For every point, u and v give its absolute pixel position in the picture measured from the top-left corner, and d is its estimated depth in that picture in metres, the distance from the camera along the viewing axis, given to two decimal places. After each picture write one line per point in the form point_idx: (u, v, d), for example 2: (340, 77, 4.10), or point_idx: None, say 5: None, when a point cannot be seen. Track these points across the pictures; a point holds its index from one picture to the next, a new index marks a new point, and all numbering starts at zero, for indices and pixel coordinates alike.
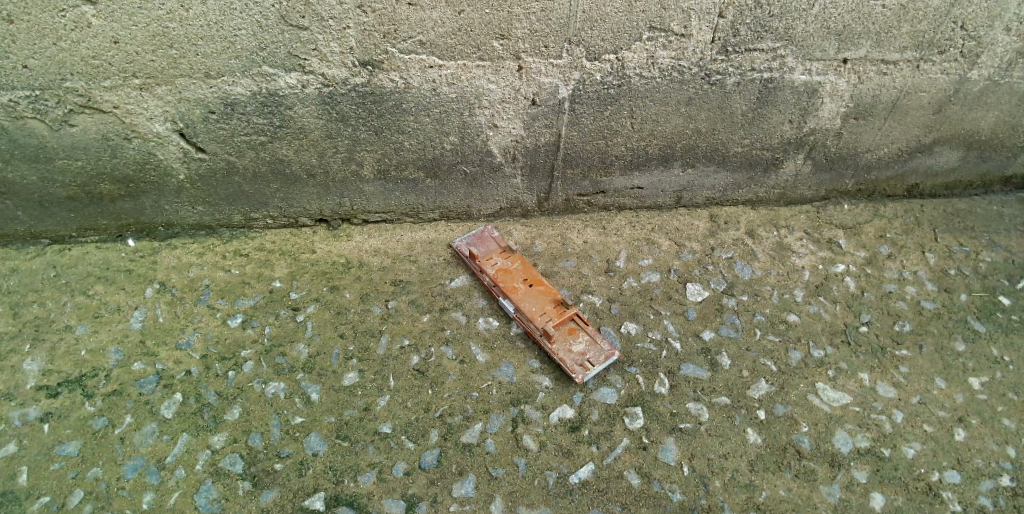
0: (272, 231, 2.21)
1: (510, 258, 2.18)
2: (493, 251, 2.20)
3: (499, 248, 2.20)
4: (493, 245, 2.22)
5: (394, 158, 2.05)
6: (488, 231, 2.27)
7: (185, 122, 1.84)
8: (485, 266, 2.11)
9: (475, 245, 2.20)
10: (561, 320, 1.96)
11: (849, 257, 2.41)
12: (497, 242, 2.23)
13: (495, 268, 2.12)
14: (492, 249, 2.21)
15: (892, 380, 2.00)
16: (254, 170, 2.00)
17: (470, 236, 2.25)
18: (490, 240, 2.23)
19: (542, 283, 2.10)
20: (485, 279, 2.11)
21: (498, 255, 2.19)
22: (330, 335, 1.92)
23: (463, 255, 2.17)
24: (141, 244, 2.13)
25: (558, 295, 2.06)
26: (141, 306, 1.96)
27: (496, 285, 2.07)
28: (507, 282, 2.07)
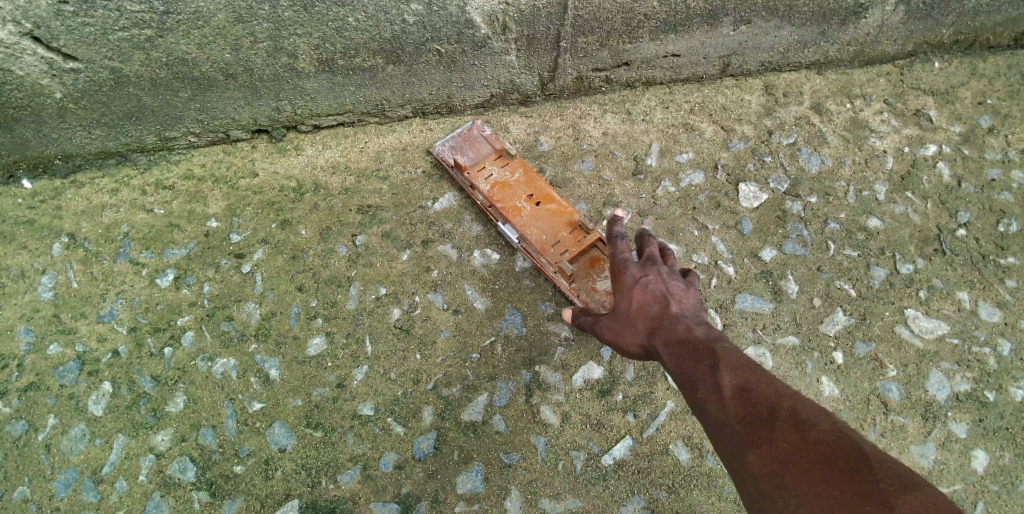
0: (201, 151, 1.71)
1: (508, 166, 1.66)
2: (486, 158, 1.68)
3: (493, 152, 1.68)
4: (485, 149, 1.70)
5: (337, 42, 1.49)
6: (478, 129, 1.74)
7: (34, 21, 1.29)
8: (477, 181, 1.61)
9: (461, 152, 1.68)
10: (580, 250, 1.50)
11: (942, 133, 1.87)
12: (490, 145, 1.70)
13: (490, 181, 1.62)
14: (484, 155, 1.68)
15: (997, 298, 1.59)
16: (151, 76, 1.48)
17: (454, 138, 1.73)
18: (480, 142, 1.71)
19: (552, 197, 1.59)
20: (478, 198, 1.62)
21: (492, 163, 1.67)
22: (286, 289, 1.52)
23: (448, 166, 1.67)
24: (37, 184, 1.65)
25: (574, 212, 1.57)
26: (49, 269, 1.54)
27: (492, 206, 1.58)
28: (508, 201, 1.58)
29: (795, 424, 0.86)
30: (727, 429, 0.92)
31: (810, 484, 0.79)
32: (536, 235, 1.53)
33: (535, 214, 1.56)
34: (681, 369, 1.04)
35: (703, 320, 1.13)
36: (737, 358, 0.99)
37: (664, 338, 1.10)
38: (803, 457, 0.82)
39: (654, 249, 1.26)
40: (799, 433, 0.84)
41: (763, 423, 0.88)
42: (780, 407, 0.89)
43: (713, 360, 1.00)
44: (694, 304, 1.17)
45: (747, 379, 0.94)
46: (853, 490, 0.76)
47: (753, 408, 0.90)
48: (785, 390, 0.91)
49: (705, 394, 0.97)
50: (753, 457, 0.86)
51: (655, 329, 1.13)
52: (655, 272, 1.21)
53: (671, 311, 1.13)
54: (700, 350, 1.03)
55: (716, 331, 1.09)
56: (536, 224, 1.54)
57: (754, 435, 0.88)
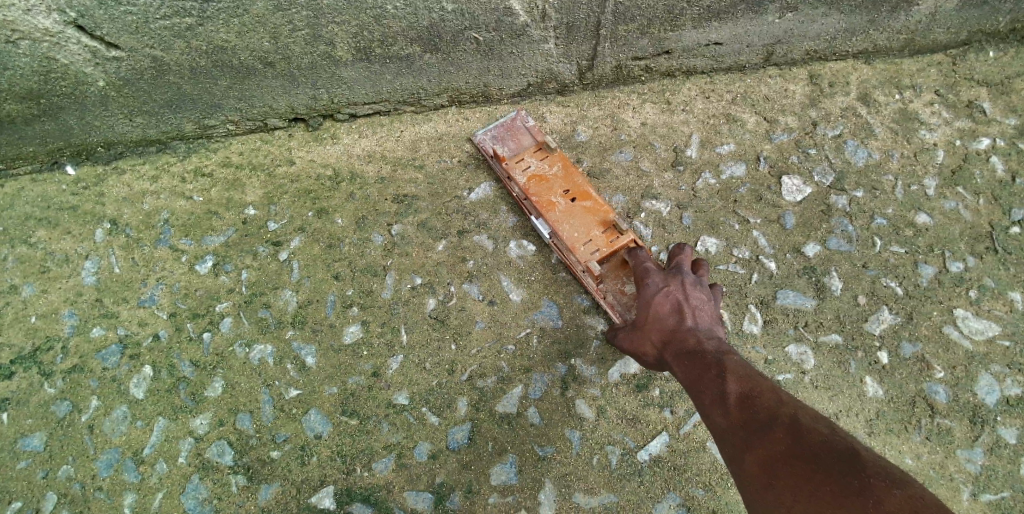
0: (239, 139, 1.73)
1: (547, 160, 1.61)
2: (527, 151, 1.64)
3: (534, 145, 1.64)
4: (527, 142, 1.66)
5: (375, 30, 1.48)
6: (521, 119, 1.70)
7: (78, 10, 1.30)
8: (514, 172, 1.58)
9: (502, 143, 1.65)
10: (610, 251, 1.44)
11: (997, 126, 1.80)
12: (532, 138, 1.66)
13: (527, 174, 1.58)
14: (525, 148, 1.64)
15: None
16: (191, 64, 1.49)
17: (497, 127, 1.70)
18: (522, 134, 1.67)
19: (589, 195, 1.54)
20: (515, 190, 1.59)
21: (532, 155, 1.63)
22: (322, 277, 1.52)
23: (487, 155, 1.65)
24: (82, 171, 1.68)
25: (610, 212, 1.51)
26: (92, 254, 1.57)
27: (527, 199, 1.55)
28: (542, 195, 1.54)
29: (792, 427, 0.89)
30: (728, 433, 0.96)
31: (798, 482, 0.82)
32: (567, 232, 1.48)
33: (569, 210, 1.51)
34: (689, 379, 1.09)
35: (716, 334, 1.19)
36: (743, 369, 1.04)
37: (676, 348, 1.16)
38: (794, 456, 0.85)
39: (683, 261, 1.32)
40: (793, 436, 0.87)
41: (760, 425, 0.92)
42: (779, 413, 0.92)
43: (720, 371, 1.05)
44: (711, 318, 1.22)
45: (750, 388, 0.99)
46: (839, 483, 0.78)
47: (752, 414, 0.94)
48: (786, 400, 0.95)
49: (710, 401, 1.02)
50: (750, 459, 0.90)
51: (668, 340, 1.19)
52: (675, 282, 1.27)
53: (685, 322, 1.19)
54: (709, 359, 1.08)
55: (728, 344, 1.15)
56: (569, 220, 1.50)
57: (751, 438, 0.91)
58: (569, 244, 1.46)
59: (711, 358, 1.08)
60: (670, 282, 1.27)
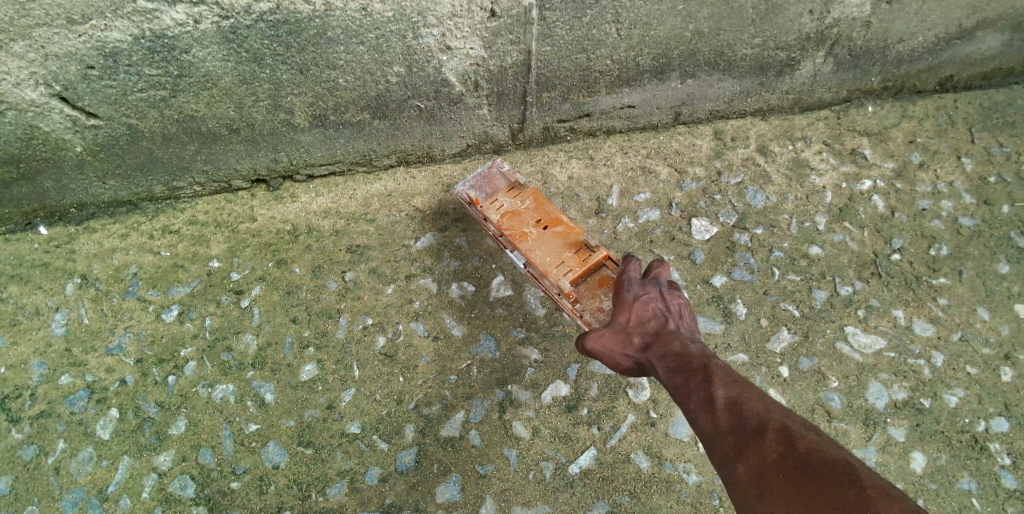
0: (204, 198, 1.89)
1: (518, 195, 1.76)
2: (500, 190, 1.78)
3: (507, 186, 1.78)
4: (501, 183, 1.80)
5: (329, 100, 1.69)
6: (497, 165, 1.82)
7: (63, 84, 1.48)
8: (489, 212, 1.72)
9: (479, 186, 1.79)
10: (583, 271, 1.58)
11: (877, 170, 2.08)
12: (504, 177, 1.80)
13: (501, 212, 1.72)
14: (499, 187, 1.79)
15: (930, 315, 1.77)
16: (162, 131, 1.66)
17: (474, 177, 1.81)
18: (497, 177, 1.81)
19: (559, 223, 1.69)
20: (490, 228, 1.73)
21: (505, 195, 1.77)
22: (281, 321, 1.66)
23: (464, 202, 1.78)
24: (54, 231, 1.82)
25: (579, 235, 1.66)
26: (62, 307, 1.69)
27: (503, 234, 1.68)
28: (515, 228, 1.68)
29: (783, 436, 1.00)
30: (718, 438, 1.07)
31: (792, 490, 0.92)
32: (541, 259, 1.62)
33: (541, 239, 1.66)
34: (676, 382, 1.22)
35: (697, 340, 1.34)
36: (728, 377, 1.16)
37: (659, 352, 1.29)
38: (789, 464, 0.96)
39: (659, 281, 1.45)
40: (786, 444, 0.99)
41: (751, 433, 1.03)
42: (768, 422, 1.04)
43: (707, 379, 1.16)
44: (688, 330, 1.36)
45: (739, 395, 1.11)
46: (836, 492, 0.89)
47: (742, 421, 1.06)
48: (771, 409, 1.07)
49: (699, 408, 1.13)
50: (742, 466, 1.00)
51: (651, 344, 1.32)
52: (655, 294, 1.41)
53: (668, 332, 1.33)
54: (695, 365, 1.21)
55: (707, 352, 1.28)
56: (541, 247, 1.64)
57: (743, 444, 1.03)
58: (543, 270, 1.59)
59: (697, 366, 1.20)
60: (650, 291, 1.41)
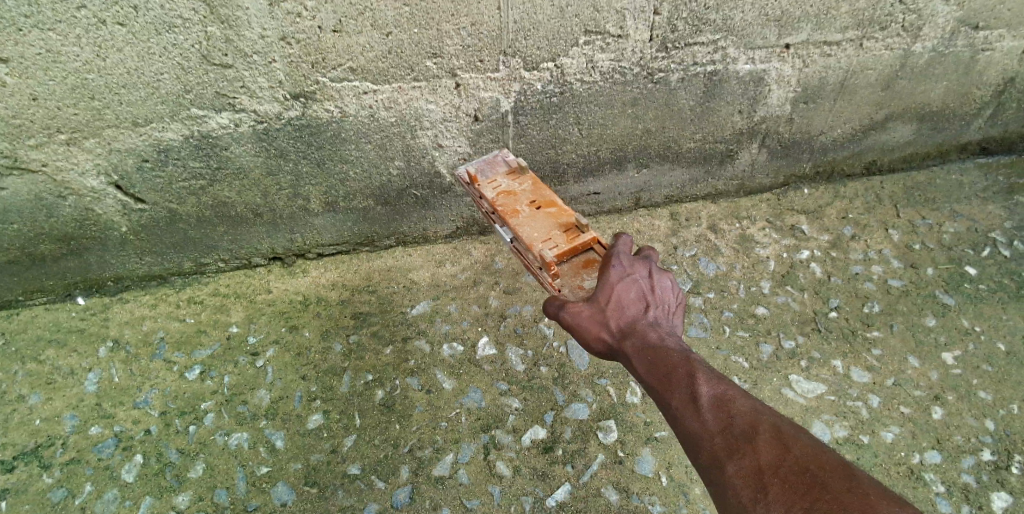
0: (226, 274, 2.16)
1: (518, 180, 1.85)
2: (501, 174, 1.88)
3: (508, 171, 1.88)
4: (503, 169, 1.90)
5: (340, 189, 2.01)
6: (503, 156, 1.95)
7: (120, 174, 1.80)
8: (485, 190, 1.81)
9: (480, 169, 1.90)
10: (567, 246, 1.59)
11: (814, 242, 2.39)
12: (507, 164, 1.91)
13: (497, 191, 1.81)
14: (500, 171, 1.89)
15: (866, 364, 2.01)
16: (198, 215, 1.96)
17: (480, 162, 1.95)
18: (501, 163, 1.93)
19: (552, 205, 1.74)
20: (486, 206, 1.81)
21: (506, 178, 1.86)
22: (292, 378, 1.87)
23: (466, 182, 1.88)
24: (91, 301, 2.07)
25: (570, 216, 1.69)
26: (95, 368, 1.90)
27: (494, 211, 1.76)
28: (509, 206, 1.75)
29: (774, 438, 1.08)
30: (707, 438, 1.14)
31: (790, 491, 0.99)
32: (528, 233, 1.66)
33: (532, 215, 1.71)
34: (658, 376, 1.27)
35: (673, 332, 1.40)
36: (711, 374, 1.23)
37: (637, 344, 1.35)
38: (787, 467, 1.02)
39: (645, 267, 1.50)
40: (780, 445, 1.06)
41: (743, 434, 1.10)
42: (758, 423, 1.11)
43: (692, 376, 1.23)
44: (663, 319, 1.42)
45: (726, 395, 1.18)
46: (838, 494, 0.94)
47: (731, 422, 1.13)
48: (756, 408, 1.14)
49: (685, 405, 1.20)
50: (736, 467, 1.07)
51: (629, 334, 1.38)
52: (634, 278, 1.47)
53: (645, 324, 1.39)
54: (678, 361, 1.27)
55: (683, 344, 1.35)
56: (531, 224, 1.68)
57: (736, 446, 1.09)
58: (528, 242, 1.62)
59: (679, 361, 1.27)
60: (630, 275, 1.47)
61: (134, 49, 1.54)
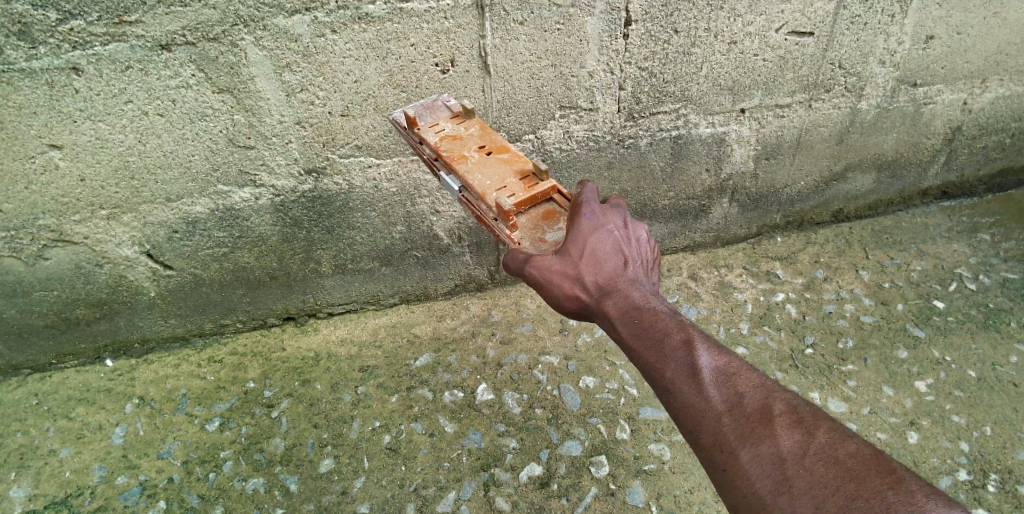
0: (244, 334, 2.33)
1: (463, 124, 1.69)
2: (444, 118, 1.73)
3: (450, 115, 1.73)
4: (443, 113, 1.75)
5: (349, 253, 2.21)
6: (442, 99, 1.78)
7: (151, 244, 2.01)
8: (427, 135, 1.64)
9: (419, 112, 1.72)
10: (526, 195, 1.47)
11: (789, 285, 2.56)
12: (449, 109, 1.75)
13: (441, 136, 1.64)
14: (441, 116, 1.73)
15: (842, 395, 2.14)
16: (219, 279, 2.16)
17: (418, 106, 1.77)
18: (441, 108, 1.76)
19: (503, 150, 1.60)
20: (427, 152, 1.63)
21: (449, 123, 1.70)
22: (305, 427, 2.01)
23: (403, 126, 1.70)
24: (119, 362, 2.24)
25: (526, 163, 1.57)
26: (122, 422, 2.04)
27: (439, 157, 1.58)
28: (455, 151, 1.59)
29: (791, 420, 1.03)
30: (714, 418, 1.07)
31: (817, 483, 0.94)
32: (480, 180, 1.50)
33: (483, 162, 1.56)
34: (647, 342, 1.21)
35: (652, 290, 1.34)
36: (710, 345, 1.17)
37: (620, 305, 1.29)
38: (810, 456, 0.97)
39: (617, 222, 1.44)
40: (797, 428, 1.01)
41: (755, 416, 1.05)
42: (770, 404, 1.06)
43: (690, 347, 1.16)
44: (640, 278, 1.36)
45: (729, 367, 1.13)
46: (871, 484, 0.91)
47: (740, 402, 1.07)
48: (765, 385, 1.10)
49: (685, 378, 1.13)
50: (751, 453, 1.01)
51: (611, 294, 1.31)
52: (609, 230, 1.41)
53: (627, 282, 1.33)
54: (672, 326, 1.21)
55: (666, 306, 1.30)
56: (481, 170, 1.53)
57: (748, 429, 1.04)
58: (481, 191, 1.47)
59: (673, 329, 1.20)
60: (604, 226, 1.41)
61: (170, 136, 1.79)
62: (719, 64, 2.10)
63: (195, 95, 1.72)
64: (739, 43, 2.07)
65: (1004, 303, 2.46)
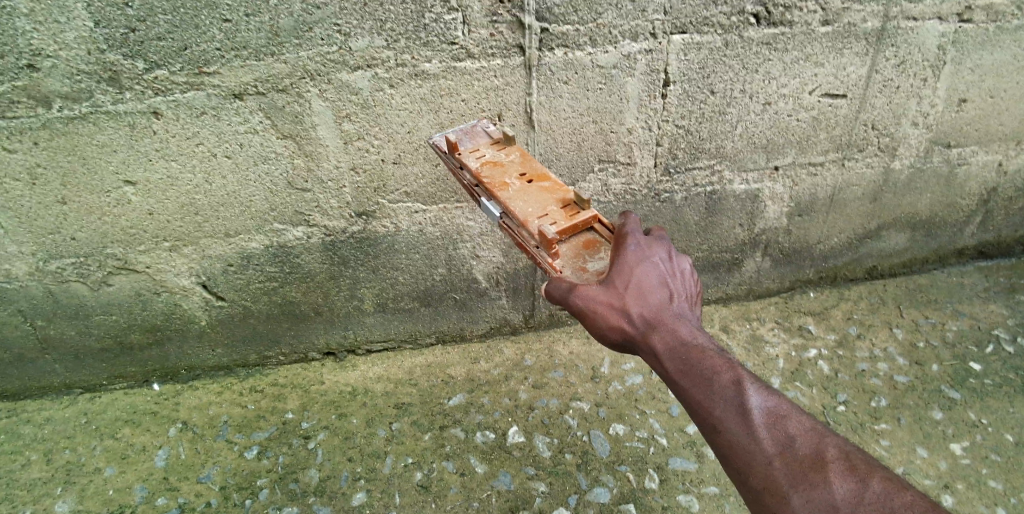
0: (285, 367, 2.42)
1: (503, 151, 1.74)
2: (484, 145, 1.78)
3: (490, 142, 1.77)
4: (483, 140, 1.81)
5: (390, 292, 2.30)
6: (482, 125, 1.87)
7: (207, 276, 2.13)
8: (468, 161, 1.68)
9: (459, 138, 1.79)
10: (567, 223, 1.49)
11: (821, 340, 2.56)
12: (489, 136, 1.82)
13: (481, 163, 1.68)
14: (482, 143, 1.79)
15: (875, 454, 2.11)
16: (267, 312, 2.26)
17: (458, 132, 1.85)
18: (480, 134, 1.83)
19: (544, 179, 1.63)
20: (467, 177, 1.67)
21: (489, 151, 1.75)
22: (339, 459, 2.06)
23: (445, 152, 1.74)
24: (165, 387, 2.34)
25: (566, 192, 1.59)
26: (165, 445, 2.13)
27: (480, 183, 1.61)
28: (496, 178, 1.62)
29: (842, 467, 1.11)
30: (768, 462, 1.15)
31: None
32: (522, 208, 1.53)
33: (524, 189, 1.59)
34: (697, 380, 1.25)
35: (696, 324, 1.38)
36: (760, 386, 1.23)
37: (667, 339, 1.33)
38: (863, 505, 1.06)
39: (662, 251, 1.46)
40: (849, 475, 1.10)
41: (808, 462, 1.13)
42: (821, 450, 1.14)
43: (742, 389, 1.22)
44: (685, 311, 1.40)
45: (780, 410, 1.19)
46: None
47: (793, 446, 1.15)
48: (814, 429, 1.18)
49: (737, 420, 1.19)
50: (804, 497, 1.10)
51: (658, 327, 1.34)
52: (654, 261, 1.43)
53: (673, 316, 1.36)
54: (722, 365, 1.26)
55: (711, 340, 1.34)
56: (523, 197, 1.55)
57: (802, 475, 1.12)
58: (523, 218, 1.49)
59: (724, 369, 1.25)
60: (650, 257, 1.42)
61: (235, 177, 1.92)
62: (753, 124, 2.18)
63: (260, 140, 1.86)
64: (773, 104, 2.14)
65: None
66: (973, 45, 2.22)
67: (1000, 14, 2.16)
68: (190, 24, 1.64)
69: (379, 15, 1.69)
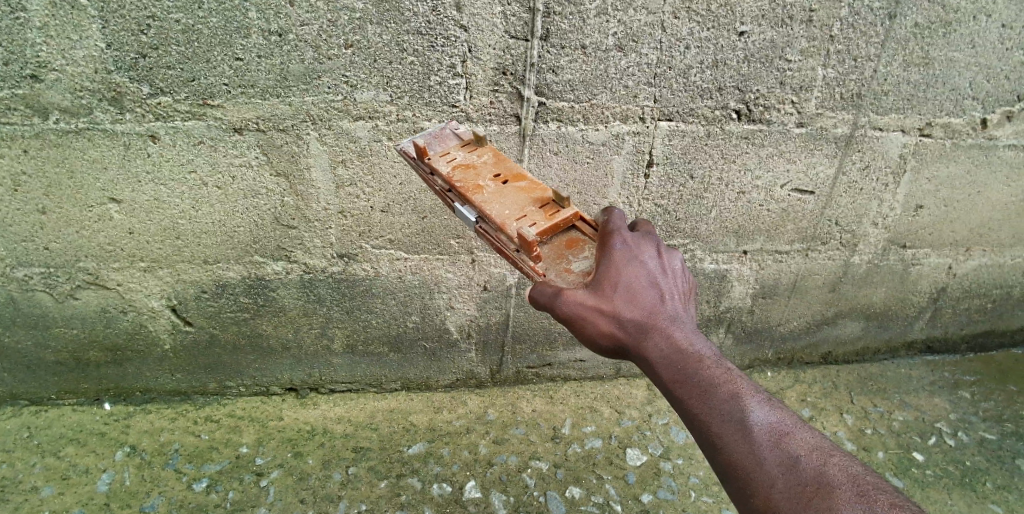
0: (245, 398, 2.38)
1: (475, 152, 1.65)
2: (455, 147, 1.68)
3: (461, 143, 1.68)
4: (453, 141, 1.71)
5: (362, 334, 2.31)
6: (452, 127, 1.76)
7: (179, 299, 2.12)
8: (437, 165, 1.58)
9: (428, 142, 1.68)
10: (549, 225, 1.43)
11: None
12: (459, 137, 1.72)
13: (452, 165, 1.59)
14: (452, 145, 1.69)
15: None
16: (234, 342, 2.24)
17: (427, 134, 1.73)
18: (450, 136, 1.73)
19: (519, 178, 1.56)
20: (437, 182, 1.57)
21: (461, 151, 1.66)
22: (291, 500, 2.03)
23: (414, 157, 1.64)
24: (116, 407, 2.28)
25: (544, 190, 1.53)
26: (109, 469, 2.06)
27: (452, 187, 1.52)
28: (470, 181, 1.54)
29: (848, 491, 1.10)
30: (770, 483, 1.14)
31: None
32: (499, 211, 1.45)
33: (499, 192, 1.51)
34: (694, 392, 1.25)
35: (691, 326, 1.36)
36: (760, 399, 1.23)
37: (660, 347, 1.31)
38: None
39: (652, 252, 1.43)
40: (853, 498, 1.09)
41: (813, 484, 1.12)
42: (826, 472, 1.13)
43: (742, 405, 1.21)
44: (679, 314, 1.37)
45: (781, 428, 1.19)
46: None
47: (796, 468, 1.15)
48: (818, 450, 1.17)
49: (737, 437, 1.19)
50: None
51: (651, 333, 1.32)
52: (643, 262, 1.40)
53: (668, 321, 1.34)
54: (720, 377, 1.25)
55: (708, 346, 1.32)
56: (499, 200, 1.48)
57: (806, 500, 1.11)
58: (500, 223, 1.42)
59: (722, 382, 1.24)
60: (639, 258, 1.39)
61: (222, 207, 1.94)
62: (727, 209, 2.30)
63: (254, 175, 1.89)
64: (747, 193, 2.28)
65: (980, 462, 2.54)
66: (931, 158, 2.40)
67: (957, 133, 2.35)
68: (201, 58, 1.68)
69: (387, 72, 1.77)
